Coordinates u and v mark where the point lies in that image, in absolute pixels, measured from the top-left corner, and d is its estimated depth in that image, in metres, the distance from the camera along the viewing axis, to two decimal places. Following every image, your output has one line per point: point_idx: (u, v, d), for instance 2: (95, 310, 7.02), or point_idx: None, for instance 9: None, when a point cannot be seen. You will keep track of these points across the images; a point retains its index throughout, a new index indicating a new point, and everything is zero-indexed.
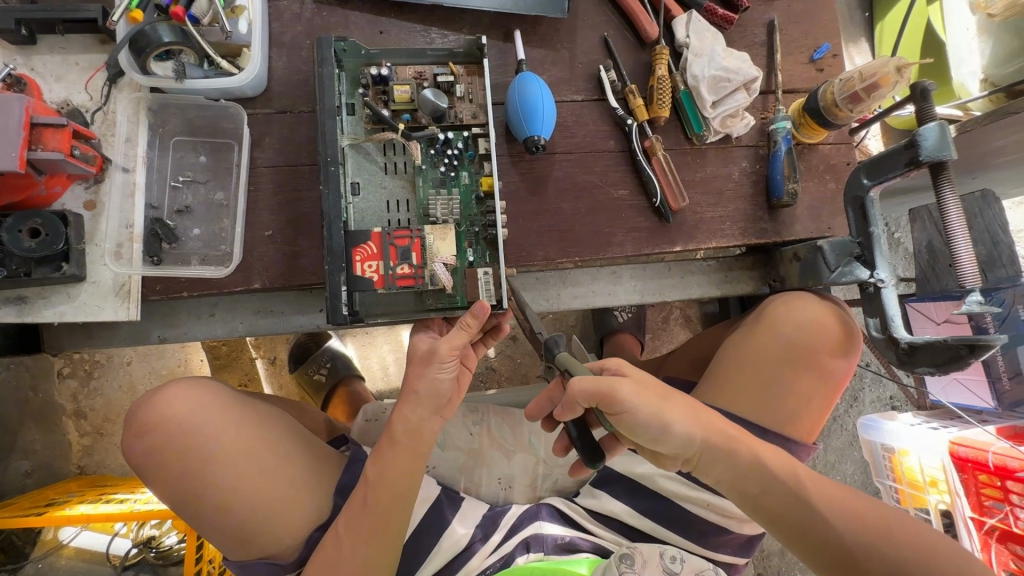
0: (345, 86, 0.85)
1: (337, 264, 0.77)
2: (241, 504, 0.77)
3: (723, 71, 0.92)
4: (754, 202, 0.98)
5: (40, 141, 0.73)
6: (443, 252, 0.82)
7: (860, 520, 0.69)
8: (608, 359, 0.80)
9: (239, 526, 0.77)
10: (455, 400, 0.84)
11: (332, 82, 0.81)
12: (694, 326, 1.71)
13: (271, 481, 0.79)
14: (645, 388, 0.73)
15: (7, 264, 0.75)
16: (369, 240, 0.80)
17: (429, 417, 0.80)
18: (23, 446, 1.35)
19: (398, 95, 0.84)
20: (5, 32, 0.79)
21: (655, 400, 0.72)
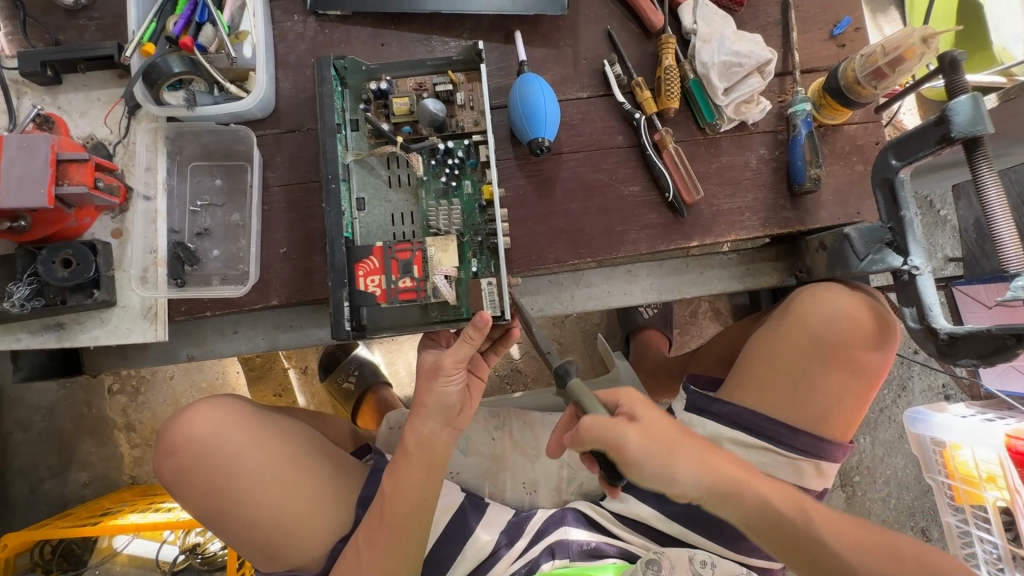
0: (343, 101, 0.86)
1: (340, 281, 0.79)
2: (263, 517, 0.79)
3: (733, 56, 0.88)
4: (774, 190, 0.93)
5: (66, 176, 0.77)
6: (445, 264, 0.81)
7: (872, 550, 0.74)
8: (620, 395, 0.78)
9: (268, 538, 0.80)
10: (467, 409, 0.84)
11: (333, 100, 0.82)
12: (723, 318, 1.66)
13: (291, 494, 0.81)
14: (653, 437, 0.72)
15: (47, 294, 0.80)
16: (371, 254, 0.80)
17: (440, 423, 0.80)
18: (80, 459, 1.55)
19: (397, 107, 0.84)
20: (33, 75, 0.85)
21: (662, 451, 0.71)
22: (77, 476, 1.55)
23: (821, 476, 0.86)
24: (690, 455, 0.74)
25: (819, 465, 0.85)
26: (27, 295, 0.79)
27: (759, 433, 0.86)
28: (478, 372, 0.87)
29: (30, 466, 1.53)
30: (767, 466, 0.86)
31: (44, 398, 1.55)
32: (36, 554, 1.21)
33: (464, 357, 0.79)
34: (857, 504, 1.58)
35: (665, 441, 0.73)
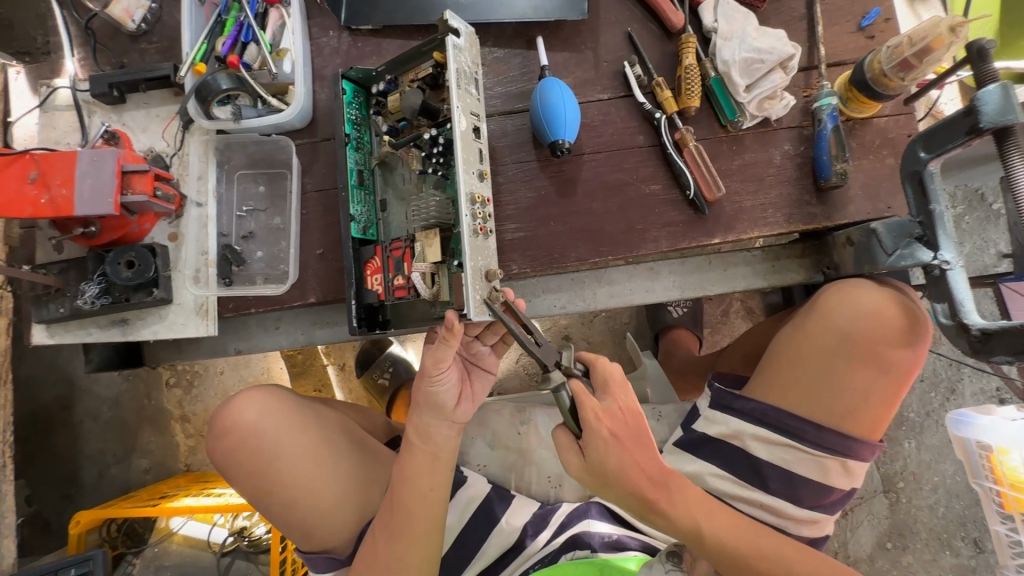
0: (356, 108, 0.93)
1: (350, 280, 0.88)
2: (299, 500, 0.86)
3: (755, 53, 0.88)
4: (798, 186, 0.92)
5: (130, 186, 0.86)
6: (427, 259, 0.80)
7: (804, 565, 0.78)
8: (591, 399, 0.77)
9: (305, 519, 0.87)
10: (466, 404, 0.85)
11: (344, 108, 0.90)
12: (756, 317, 1.64)
13: (324, 481, 0.87)
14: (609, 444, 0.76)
15: (113, 291, 0.89)
16: (374, 255, 0.88)
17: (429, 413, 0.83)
18: (141, 448, 1.70)
19: (391, 106, 0.90)
20: (101, 96, 0.94)
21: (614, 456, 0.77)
22: (139, 462, 1.70)
23: (847, 475, 0.85)
24: (640, 486, 0.77)
25: (845, 463, 0.84)
26: (97, 293, 0.89)
27: (782, 430, 0.85)
28: (486, 366, 0.88)
29: (98, 452, 1.68)
30: (790, 464, 0.86)
31: (110, 390, 1.70)
32: (105, 530, 1.33)
33: (445, 359, 0.78)
34: (901, 511, 1.52)
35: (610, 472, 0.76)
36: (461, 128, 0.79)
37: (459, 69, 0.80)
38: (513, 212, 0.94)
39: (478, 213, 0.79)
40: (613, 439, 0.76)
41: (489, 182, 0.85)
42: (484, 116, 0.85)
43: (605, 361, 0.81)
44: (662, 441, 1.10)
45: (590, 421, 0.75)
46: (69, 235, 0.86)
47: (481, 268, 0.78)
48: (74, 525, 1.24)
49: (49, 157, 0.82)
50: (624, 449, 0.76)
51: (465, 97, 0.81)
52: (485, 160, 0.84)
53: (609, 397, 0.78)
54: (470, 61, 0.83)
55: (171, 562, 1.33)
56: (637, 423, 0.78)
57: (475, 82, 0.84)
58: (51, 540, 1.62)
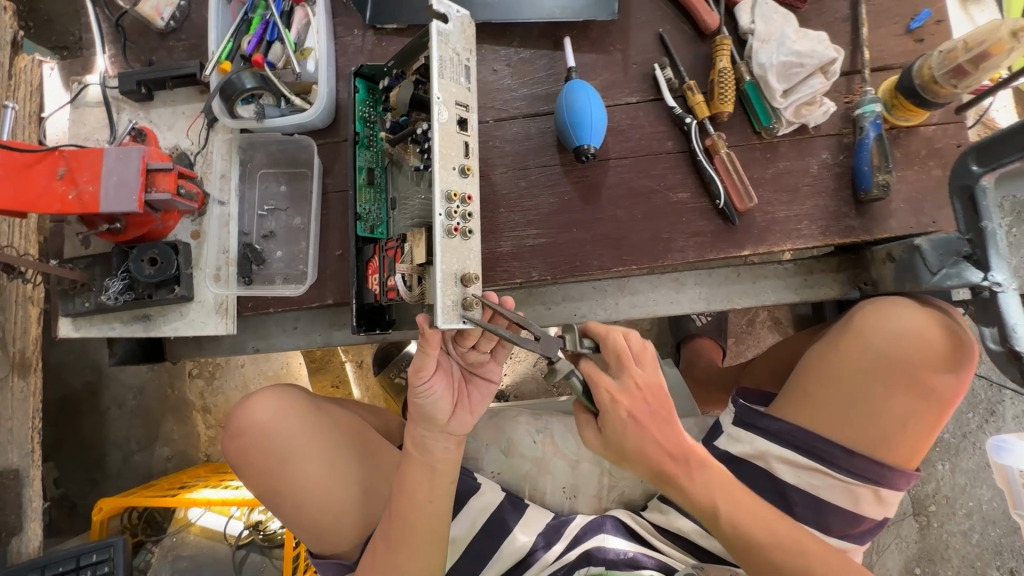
0: (369, 105, 0.94)
1: (353, 279, 0.89)
2: (308, 501, 0.86)
3: (794, 56, 0.84)
4: (836, 197, 0.88)
5: (154, 184, 0.86)
6: (410, 260, 0.78)
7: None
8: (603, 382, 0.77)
9: (314, 520, 0.87)
10: (461, 416, 0.83)
11: (356, 106, 0.91)
12: (783, 328, 1.59)
13: (333, 482, 0.87)
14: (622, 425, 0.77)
15: (136, 288, 0.90)
16: (374, 255, 0.88)
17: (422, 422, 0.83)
18: (164, 436, 1.74)
19: (392, 102, 0.89)
20: (129, 93, 0.95)
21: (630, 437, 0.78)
22: (161, 450, 1.74)
23: (880, 504, 0.80)
24: (664, 466, 0.77)
25: (878, 492, 0.79)
26: (120, 289, 0.90)
27: (810, 454, 0.81)
28: (485, 375, 0.84)
29: (123, 439, 1.73)
30: (819, 489, 0.81)
31: (135, 378, 1.74)
32: (127, 518, 1.37)
33: (425, 369, 0.76)
34: (932, 536, 1.45)
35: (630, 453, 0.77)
36: (439, 120, 0.72)
37: (441, 57, 0.73)
38: (534, 218, 0.92)
39: (456, 211, 0.72)
40: (632, 420, 0.76)
41: (477, 177, 0.76)
42: (475, 107, 0.77)
43: (618, 331, 0.79)
44: None
45: (605, 401, 0.76)
46: (95, 231, 0.87)
47: (457, 271, 0.71)
48: (97, 511, 1.27)
49: (78, 154, 0.83)
50: (647, 431, 0.77)
51: (447, 88, 0.74)
52: (473, 155, 0.76)
53: (625, 374, 0.77)
54: (459, 47, 0.76)
55: (189, 552, 1.35)
56: (661, 402, 0.78)
57: (465, 72, 0.77)
58: (77, 522, 1.67)
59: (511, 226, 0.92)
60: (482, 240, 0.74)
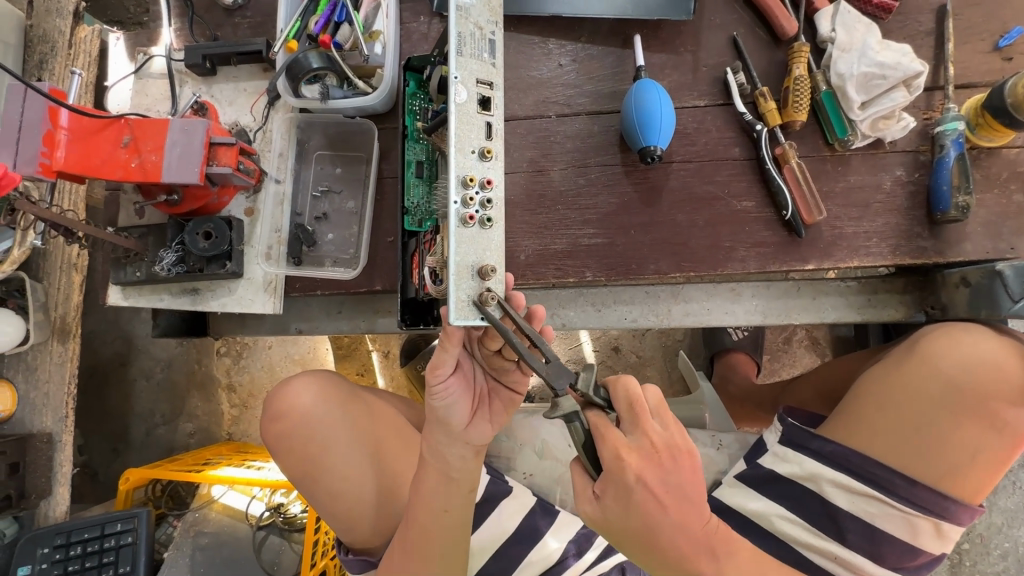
0: (420, 99, 0.91)
1: (398, 273, 0.89)
2: (340, 494, 0.85)
3: (877, 68, 0.81)
4: (908, 216, 0.85)
5: (216, 158, 0.86)
6: (437, 254, 0.78)
7: None
8: (611, 438, 0.65)
9: (345, 514, 0.86)
10: (481, 424, 0.76)
11: (406, 100, 0.89)
12: (821, 349, 1.55)
13: (365, 477, 0.86)
14: (626, 499, 0.65)
15: (188, 261, 0.90)
16: (419, 249, 0.87)
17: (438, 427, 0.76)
18: (188, 412, 1.75)
19: (436, 89, 0.85)
20: (194, 66, 0.95)
21: (636, 512, 0.65)
22: (185, 425, 1.75)
23: (940, 538, 0.76)
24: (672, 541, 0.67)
25: (939, 526, 0.75)
26: (173, 261, 0.89)
27: (867, 480, 0.78)
28: (512, 386, 0.77)
29: (148, 411, 1.74)
30: (874, 517, 0.78)
31: (164, 352, 1.75)
32: (151, 490, 1.38)
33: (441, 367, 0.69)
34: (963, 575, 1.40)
35: (635, 529, 0.65)
36: (456, 100, 0.71)
37: (460, 33, 0.72)
38: (591, 217, 0.90)
39: (472, 198, 0.69)
40: (643, 489, 0.64)
41: (499, 158, 0.72)
42: (501, 83, 0.74)
43: (637, 385, 0.67)
44: (721, 471, 1.05)
45: (610, 458, 0.64)
46: (153, 201, 0.87)
47: (473, 264, 0.69)
48: (124, 481, 1.28)
49: (143, 122, 0.83)
50: (659, 503, 0.65)
51: (467, 65, 0.72)
52: (494, 136, 0.72)
53: (640, 432, 0.65)
54: (483, 20, 0.74)
55: (209, 529, 1.33)
56: (684, 471, 0.66)
57: (490, 45, 0.74)
58: (98, 489, 1.69)
59: (567, 224, 0.91)
60: (503, 228, 0.70)
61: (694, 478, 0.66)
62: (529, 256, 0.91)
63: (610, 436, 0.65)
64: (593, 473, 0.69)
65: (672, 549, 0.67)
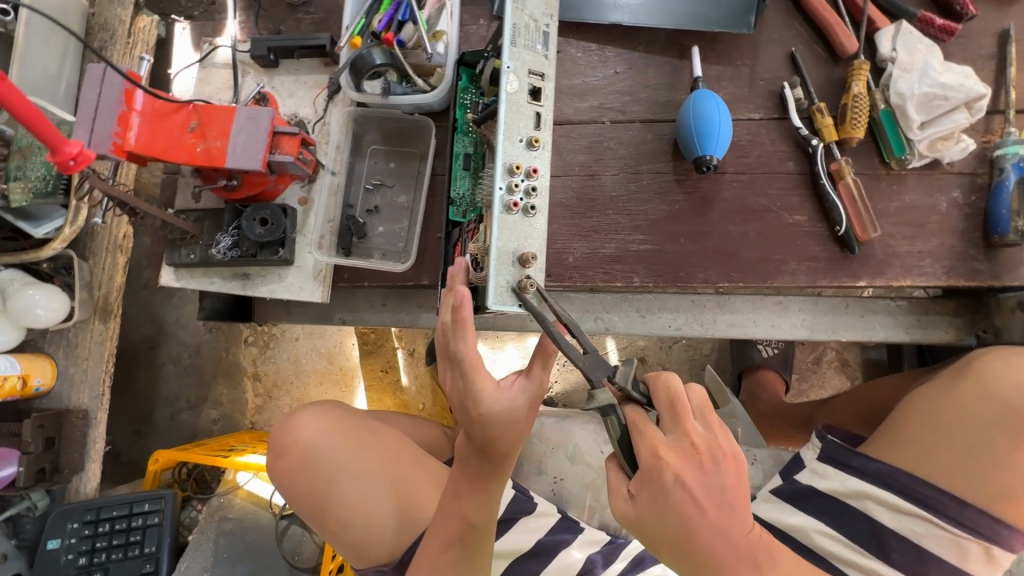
0: (472, 91, 0.91)
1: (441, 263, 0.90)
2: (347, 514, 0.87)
3: (938, 89, 0.82)
4: (963, 238, 0.84)
5: (279, 146, 0.87)
6: (477, 243, 0.80)
7: None
8: (647, 435, 0.65)
9: (355, 533, 0.88)
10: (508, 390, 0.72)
11: (458, 93, 0.90)
12: (851, 371, 1.53)
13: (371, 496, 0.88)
14: (663, 500, 0.63)
15: (242, 245, 0.92)
16: (462, 239, 0.87)
17: (525, 411, 0.65)
18: (213, 398, 1.77)
19: (488, 83, 0.86)
20: (259, 58, 0.98)
21: (673, 516, 0.63)
22: (209, 412, 1.76)
23: (990, 563, 0.75)
24: (712, 542, 0.63)
25: (989, 550, 0.74)
26: (229, 245, 0.93)
27: (913, 499, 0.77)
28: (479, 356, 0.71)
29: (174, 395, 1.76)
30: (921, 537, 0.77)
31: (194, 337, 1.77)
32: (178, 472, 1.40)
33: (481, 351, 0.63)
34: None
35: (671, 531, 0.63)
36: (507, 89, 0.74)
37: (515, 24, 0.76)
38: (641, 224, 0.91)
39: (517, 185, 0.73)
40: (681, 489, 0.63)
41: (546, 148, 0.76)
42: (551, 74, 0.77)
43: (679, 382, 0.66)
44: (755, 486, 1.04)
45: (645, 456, 0.64)
46: (212, 185, 0.89)
47: (514, 251, 0.72)
48: (153, 462, 1.30)
49: (210, 109, 0.85)
50: (699, 507, 0.63)
51: (520, 56, 0.76)
52: (542, 126, 0.76)
53: (680, 431, 0.65)
54: (537, 13, 0.78)
55: (234, 515, 1.34)
56: (727, 475, 0.64)
57: (542, 37, 0.77)
58: (120, 470, 1.71)
59: (617, 229, 0.91)
60: (546, 217, 0.74)
61: (738, 484, 0.64)
62: (577, 258, 0.91)
63: (645, 433, 0.65)
64: (629, 473, 0.68)
65: (712, 558, 0.64)
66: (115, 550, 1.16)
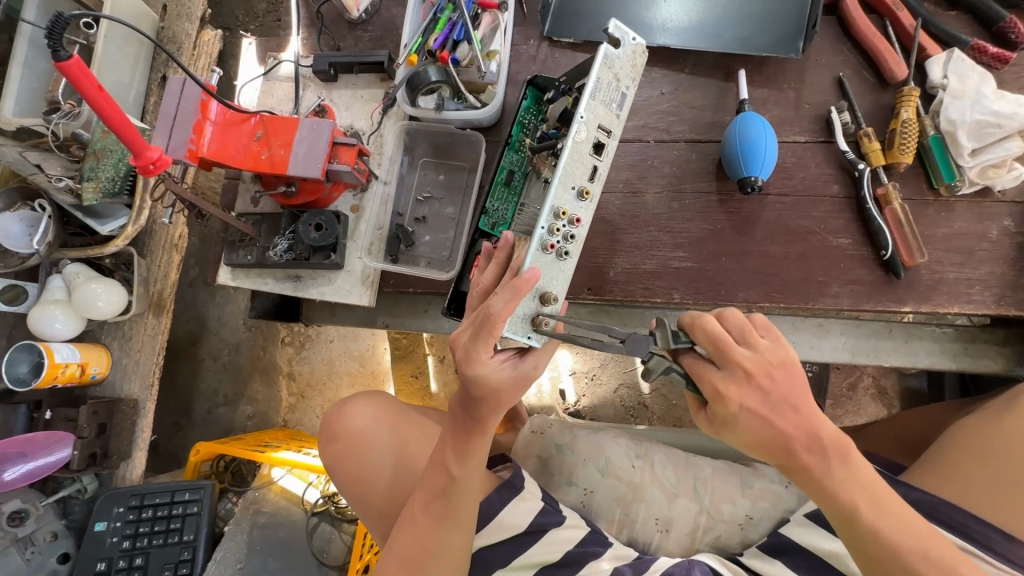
0: (531, 113, 0.95)
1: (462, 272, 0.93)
2: (377, 480, 0.93)
3: (991, 116, 0.82)
4: (1014, 266, 0.83)
5: (337, 157, 0.92)
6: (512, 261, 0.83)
7: None
8: (700, 373, 0.63)
9: (374, 498, 0.93)
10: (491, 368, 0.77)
11: (518, 111, 0.93)
12: (887, 399, 1.50)
13: (388, 462, 0.93)
14: (744, 426, 0.61)
15: (296, 249, 0.97)
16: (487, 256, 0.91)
17: (513, 384, 0.71)
18: (249, 395, 1.82)
19: (552, 116, 0.89)
20: (320, 73, 1.03)
21: (756, 436, 0.61)
22: (244, 408, 1.80)
23: None
24: (796, 464, 0.61)
25: None
26: (285, 248, 0.97)
27: (960, 533, 0.75)
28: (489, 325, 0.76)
29: (212, 391, 1.82)
30: None
31: (234, 335, 1.81)
32: (217, 464, 1.45)
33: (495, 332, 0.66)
34: None
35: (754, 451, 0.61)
36: (575, 136, 0.76)
37: (599, 78, 0.76)
38: (682, 241, 0.92)
39: (558, 229, 0.74)
40: (750, 413, 0.60)
41: (593, 200, 0.78)
42: (617, 133, 0.79)
43: (711, 319, 0.62)
44: (789, 511, 1.02)
45: (709, 393, 0.62)
46: (272, 192, 0.94)
47: (539, 287, 0.74)
48: (194, 453, 1.36)
49: (276, 120, 0.91)
50: (774, 427, 0.60)
51: (595, 109, 0.77)
52: (596, 179, 0.78)
53: (728, 361, 0.61)
54: (623, 73, 0.79)
55: (267, 509, 1.38)
56: (788, 387, 0.60)
57: (620, 97, 0.79)
58: (158, 461, 1.76)
59: (658, 246, 0.93)
60: (576, 264, 0.75)
61: (799, 389, 0.60)
62: (618, 273, 0.93)
63: (700, 367, 0.63)
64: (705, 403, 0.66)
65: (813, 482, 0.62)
66: (156, 536, 1.21)
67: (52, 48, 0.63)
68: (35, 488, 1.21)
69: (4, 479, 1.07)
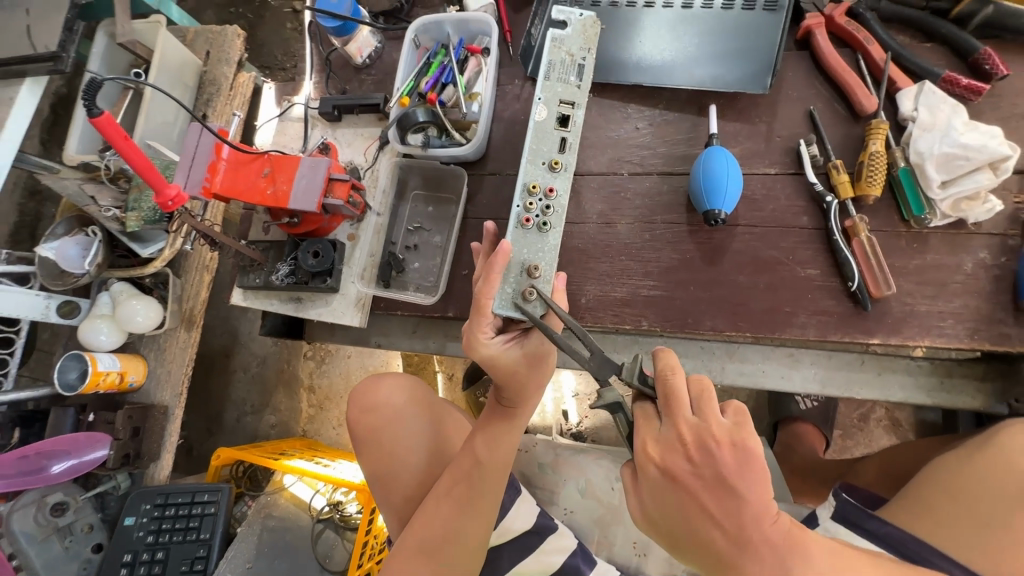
0: None
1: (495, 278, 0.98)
2: (405, 459, 0.98)
3: (960, 149, 0.80)
4: (990, 300, 0.82)
5: (331, 191, 1.01)
6: None
7: None
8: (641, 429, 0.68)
9: (401, 477, 0.98)
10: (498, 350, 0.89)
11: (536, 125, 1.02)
12: (901, 431, 1.44)
13: (421, 445, 0.99)
14: (663, 489, 0.64)
15: (297, 274, 1.08)
16: None
17: (524, 361, 0.82)
18: (273, 405, 1.95)
19: None
20: (325, 114, 1.14)
21: (674, 504, 0.64)
22: (269, 417, 1.93)
23: None
24: (708, 540, 0.63)
25: None
26: (286, 273, 1.08)
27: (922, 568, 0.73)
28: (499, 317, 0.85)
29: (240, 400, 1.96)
30: None
31: (262, 348, 1.95)
32: (235, 469, 1.57)
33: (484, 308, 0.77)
34: None
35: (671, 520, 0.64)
36: (537, 117, 0.87)
37: (550, 60, 0.89)
38: (653, 270, 0.95)
39: (533, 205, 0.84)
40: (674, 482, 0.64)
41: (567, 169, 0.86)
42: (582, 103, 0.88)
43: (678, 377, 0.67)
44: None
45: (640, 449, 0.67)
46: (277, 223, 1.04)
47: (526, 261, 0.82)
48: (215, 458, 1.47)
49: (281, 160, 1.00)
50: (698, 500, 0.62)
51: (553, 88, 0.88)
52: (566, 150, 0.87)
53: (672, 423, 0.66)
54: (574, 48, 0.90)
55: (277, 513, 1.47)
56: (728, 465, 0.62)
57: (578, 69, 0.89)
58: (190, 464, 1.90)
59: (629, 274, 0.96)
60: (558, 232, 0.82)
61: (740, 473, 0.62)
62: (590, 300, 0.97)
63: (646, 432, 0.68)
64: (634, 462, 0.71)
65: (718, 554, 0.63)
66: (176, 533, 1.31)
67: (86, 107, 0.75)
68: (78, 482, 1.34)
69: (55, 471, 1.22)
